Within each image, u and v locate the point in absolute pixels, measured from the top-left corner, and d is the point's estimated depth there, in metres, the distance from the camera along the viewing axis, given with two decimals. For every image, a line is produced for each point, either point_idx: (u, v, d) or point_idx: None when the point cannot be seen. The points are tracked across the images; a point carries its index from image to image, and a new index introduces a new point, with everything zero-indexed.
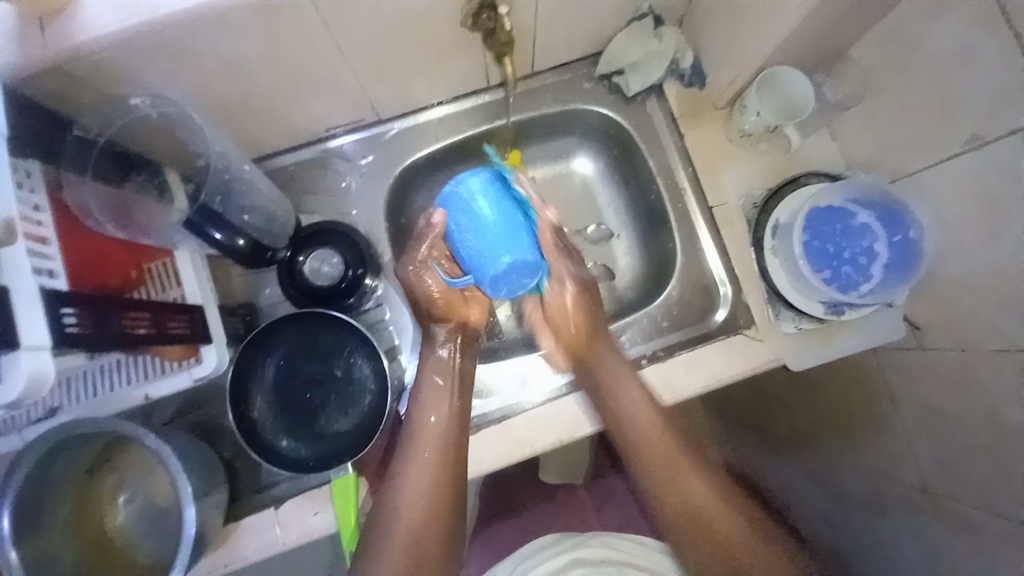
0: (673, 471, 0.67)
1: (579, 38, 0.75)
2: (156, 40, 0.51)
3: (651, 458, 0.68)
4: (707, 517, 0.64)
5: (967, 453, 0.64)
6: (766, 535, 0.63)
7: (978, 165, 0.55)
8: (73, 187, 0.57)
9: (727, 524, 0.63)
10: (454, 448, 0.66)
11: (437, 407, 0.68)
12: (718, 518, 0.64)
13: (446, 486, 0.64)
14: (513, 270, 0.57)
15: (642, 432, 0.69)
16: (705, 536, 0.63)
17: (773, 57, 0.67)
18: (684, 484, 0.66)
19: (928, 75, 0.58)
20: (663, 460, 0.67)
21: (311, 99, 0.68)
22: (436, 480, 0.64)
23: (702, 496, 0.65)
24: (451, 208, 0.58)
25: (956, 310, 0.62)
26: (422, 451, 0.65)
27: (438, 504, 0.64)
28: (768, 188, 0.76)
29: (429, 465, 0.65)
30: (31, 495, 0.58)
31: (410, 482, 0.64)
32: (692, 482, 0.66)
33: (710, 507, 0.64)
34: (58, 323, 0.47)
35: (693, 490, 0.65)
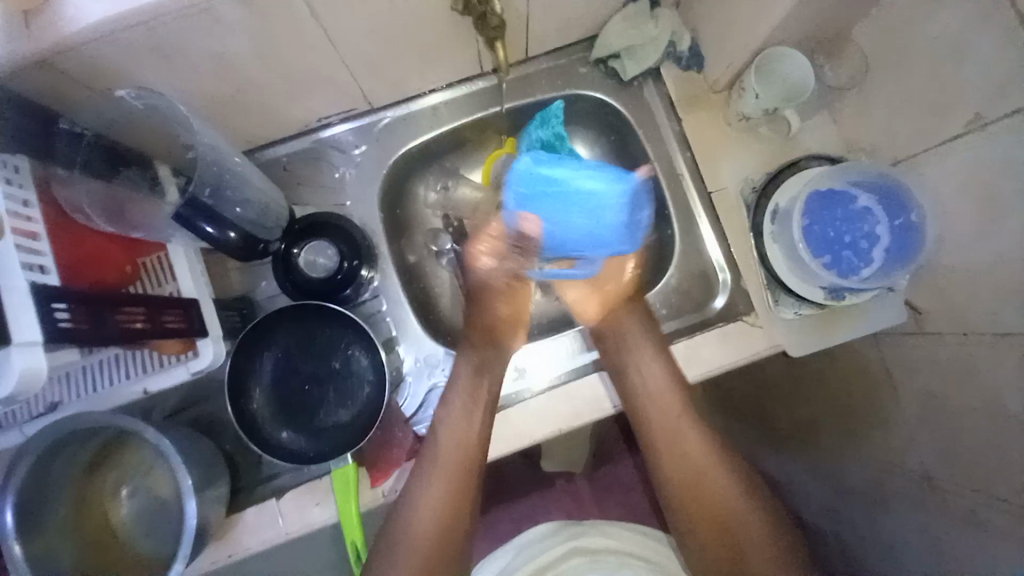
0: (677, 437, 0.71)
1: (573, 22, 0.74)
2: (139, 32, 0.50)
3: (656, 426, 0.72)
4: (706, 482, 0.68)
5: (967, 438, 0.64)
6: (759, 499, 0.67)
7: (979, 149, 0.54)
8: (62, 183, 0.57)
9: (724, 489, 0.68)
10: (474, 446, 0.68)
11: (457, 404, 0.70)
12: (715, 482, 0.68)
13: (467, 483, 0.68)
14: (629, 204, 0.64)
15: (650, 403, 0.73)
16: (702, 499, 0.68)
17: (772, 39, 0.65)
18: (686, 450, 0.71)
19: (932, 54, 0.56)
20: (667, 428, 0.72)
21: (302, 89, 0.67)
22: (454, 476, 0.67)
23: (701, 462, 0.69)
24: (534, 205, 0.65)
25: (958, 295, 0.61)
26: (445, 446, 0.68)
27: (455, 501, 0.67)
28: (767, 173, 0.75)
29: (451, 461, 0.68)
30: (33, 492, 0.58)
31: (430, 480, 0.67)
32: (694, 449, 0.70)
33: (710, 474, 0.69)
34: (50, 318, 0.47)
35: (694, 456, 0.70)
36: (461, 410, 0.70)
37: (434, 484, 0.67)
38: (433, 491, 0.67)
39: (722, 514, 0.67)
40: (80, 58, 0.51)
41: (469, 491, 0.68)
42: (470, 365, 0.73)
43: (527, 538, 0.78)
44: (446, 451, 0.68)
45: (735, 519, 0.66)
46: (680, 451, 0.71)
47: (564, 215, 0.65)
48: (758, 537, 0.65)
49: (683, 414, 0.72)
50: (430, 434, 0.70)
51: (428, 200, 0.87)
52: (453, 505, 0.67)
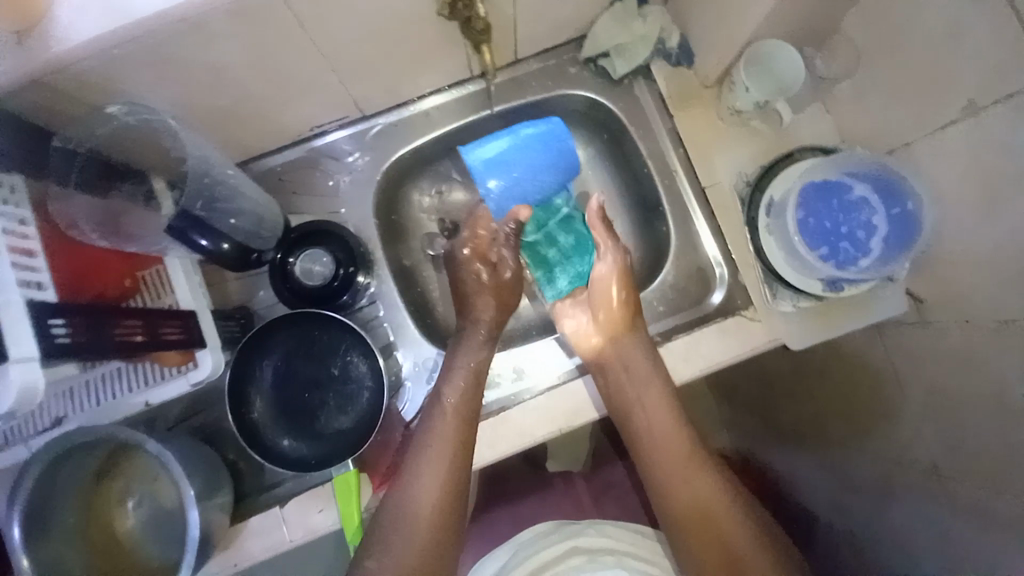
0: (682, 470, 0.67)
1: (562, 23, 0.74)
2: (129, 50, 0.51)
3: (659, 454, 0.68)
4: (714, 521, 0.63)
5: (975, 428, 0.63)
6: (773, 539, 0.62)
7: (973, 134, 0.53)
8: (57, 200, 0.58)
9: (734, 527, 0.62)
10: (466, 449, 0.66)
11: (449, 408, 0.67)
12: (724, 520, 0.63)
13: (458, 485, 0.65)
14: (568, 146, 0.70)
15: (652, 433, 0.70)
16: (710, 537, 0.62)
17: (761, 32, 0.65)
18: (692, 484, 0.66)
19: (922, 42, 0.56)
20: (671, 460, 0.67)
21: (293, 100, 0.68)
22: (448, 481, 0.64)
23: (707, 497, 0.64)
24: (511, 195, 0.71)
25: (959, 283, 0.60)
26: (435, 451, 0.65)
27: (448, 503, 0.64)
28: (761, 167, 0.74)
29: (441, 467, 0.64)
30: (39, 503, 0.59)
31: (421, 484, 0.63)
32: (700, 484, 0.65)
33: (718, 512, 0.63)
34: (47, 334, 0.48)
35: (700, 492, 0.65)
36: (454, 417, 0.67)
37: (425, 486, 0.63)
38: (426, 495, 0.63)
39: (732, 556, 0.60)
40: (72, 76, 0.52)
41: (459, 493, 0.65)
42: (466, 365, 0.71)
43: (529, 535, 0.74)
44: (434, 457, 0.64)
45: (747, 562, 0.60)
46: (685, 485, 0.66)
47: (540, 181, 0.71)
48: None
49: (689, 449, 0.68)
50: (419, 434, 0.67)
51: (423, 205, 0.88)
52: (445, 509, 0.63)
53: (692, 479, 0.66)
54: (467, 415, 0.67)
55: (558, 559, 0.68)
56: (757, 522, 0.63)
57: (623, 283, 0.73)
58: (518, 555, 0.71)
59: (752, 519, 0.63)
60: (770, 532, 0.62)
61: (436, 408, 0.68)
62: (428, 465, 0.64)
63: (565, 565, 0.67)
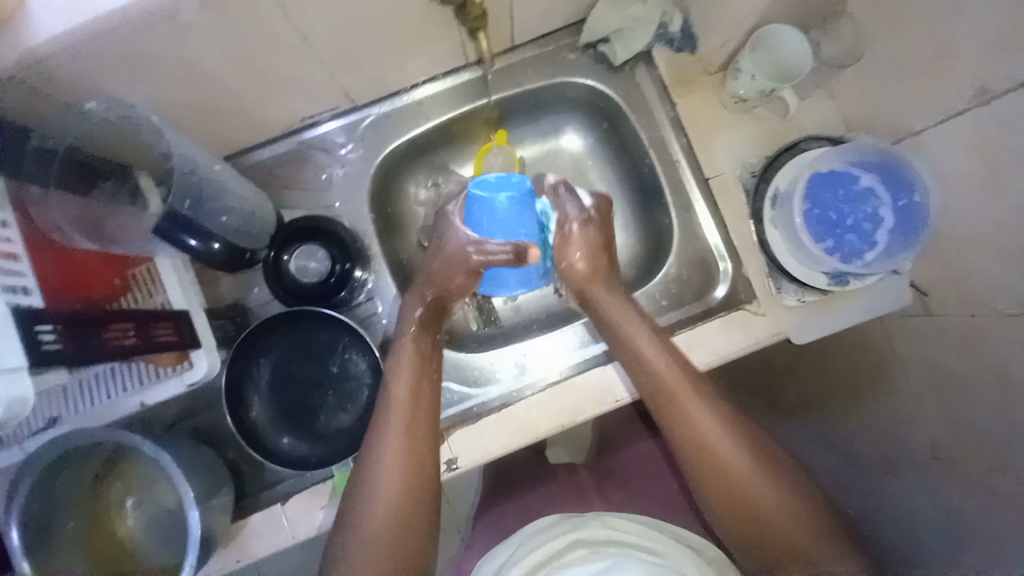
0: (710, 443, 0.62)
1: (558, 6, 0.71)
2: (103, 42, 0.48)
3: (686, 430, 0.63)
4: (749, 498, 0.60)
5: (978, 418, 0.62)
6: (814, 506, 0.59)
7: (981, 122, 0.52)
8: (39, 203, 0.56)
9: (771, 500, 0.59)
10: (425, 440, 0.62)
11: (402, 388, 0.64)
12: (762, 496, 0.59)
13: (426, 468, 0.61)
14: (489, 184, 0.63)
15: (678, 408, 0.64)
16: (745, 513, 0.60)
17: (766, 15, 0.62)
18: (722, 459, 0.62)
19: (931, 25, 0.54)
20: (703, 435, 0.62)
21: (280, 91, 0.65)
22: (406, 473, 0.60)
23: (712, 438, 0.62)
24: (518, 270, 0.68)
25: (967, 275, 0.59)
26: (391, 431, 0.61)
27: (414, 488, 0.60)
28: (765, 156, 0.73)
29: (398, 450, 0.60)
30: (38, 512, 0.58)
31: (382, 470, 0.60)
32: (730, 454, 0.61)
33: (755, 487, 0.60)
34: (34, 342, 0.46)
35: (717, 448, 0.62)
36: (408, 394, 0.64)
37: (387, 473, 0.60)
38: (386, 490, 0.59)
39: (772, 532, 0.58)
40: (45, 70, 0.49)
41: (426, 479, 0.61)
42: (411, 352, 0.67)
43: (532, 529, 0.74)
44: (393, 440, 0.61)
45: (788, 537, 0.57)
46: (716, 461, 0.62)
47: (523, 231, 0.65)
48: (826, 555, 0.55)
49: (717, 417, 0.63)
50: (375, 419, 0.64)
51: (419, 197, 0.86)
52: (412, 495, 0.60)
53: (725, 452, 0.61)
54: (421, 394, 0.64)
55: (560, 552, 0.67)
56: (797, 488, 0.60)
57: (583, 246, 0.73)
58: (522, 548, 0.70)
59: (793, 485, 0.60)
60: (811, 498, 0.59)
61: (387, 391, 0.64)
62: (387, 449, 0.60)
63: (567, 557, 0.66)
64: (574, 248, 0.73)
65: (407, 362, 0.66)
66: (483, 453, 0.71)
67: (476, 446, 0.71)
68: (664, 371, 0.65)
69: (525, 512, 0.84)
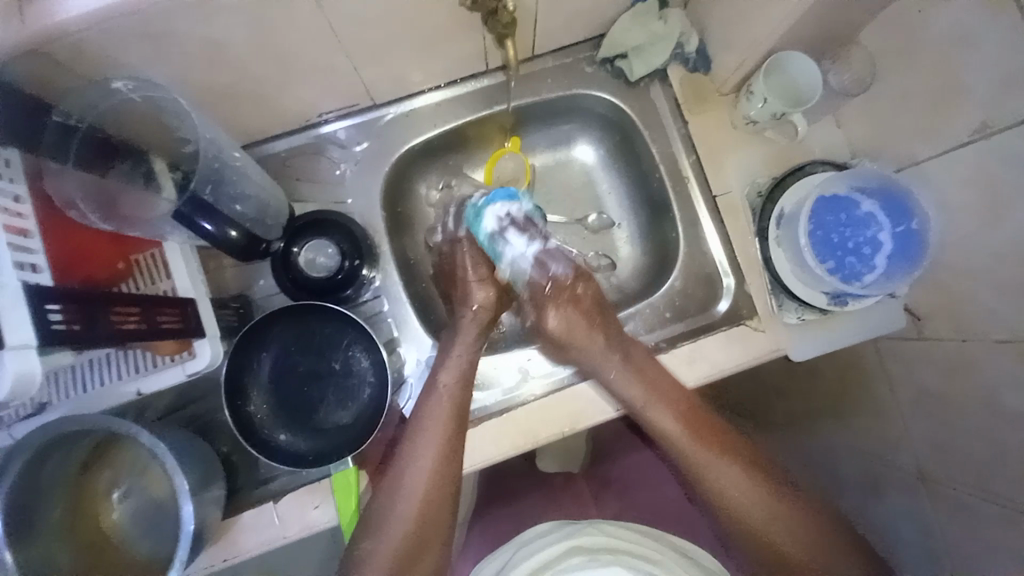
0: (708, 474, 0.65)
1: (581, 19, 0.73)
2: (135, 21, 0.48)
3: (707, 484, 0.65)
4: (744, 521, 0.63)
5: (962, 437, 0.64)
6: (807, 524, 0.61)
7: (984, 154, 0.54)
8: (55, 177, 0.55)
9: (754, 505, 0.63)
10: (451, 469, 0.65)
11: (443, 395, 0.68)
12: (753, 513, 0.63)
13: (447, 493, 0.65)
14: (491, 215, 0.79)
15: (672, 437, 0.68)
16: (752, 533, 0.63)
17: (780, 43, 0.65)
18: (742, 514, 0.63)
19: (931, 61, 0.57)
20: (688, 453, 0.67)
21: (302, 84, 0.66)
22: (428, 496, 0.64)
23: (734, 493, 0.64)
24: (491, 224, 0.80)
25: (959, 301, 0.61)
26: (429, 439, 0.65)
27: (434, 509, 0.64)
28: (771, 177, 0.75)
29: (433, 461, 0.64)
30: (25, 497, 0.56)
31: (407, 492, 0.63)
32: (752, 511, 0.63)
33: (748, 507, 0.63)
34: (43, 319, 0.46)
35: (740, 507, 0.63)
36: (441, 420, 0.66)
37: (410, 495, 0.63)
38: (407, 512, 0.63)
39: (762, 538, 0.62)
40: (72, 44, 0.49)
41: (449, 495, 0.65)
42: (446, 381, 0.69)
43: (530, 535, 0.73)
44: (423, 466, 0.64)
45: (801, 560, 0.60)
46: (709, 484, 0.65)
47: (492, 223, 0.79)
48: None
49: (698, 438, 0.68)
50: (411, 424, 0.68)
51: (431, 198, 0.86)
52: (435, 508, 0.64)
53: (715, 475, 0.65)
54: (454, 422, 0.66)
55: (558, 558, 0.66)
56: (789, 509, 0.62)
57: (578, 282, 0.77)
58: (520, 552, 0.70)
59: (785, 508, 0.62)
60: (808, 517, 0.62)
61: (430, 396, 0.68)
62: (423, 458, 0.64)
63: (564, 564, 0.64)
64: (546, 313, 0.76)
65: (440, 395, 0.68)
66: (483, 457, 0.71)
67: (477, 449, 0.71)
68: (651, 394, 0.70)
69: (523, 516, 0.84)
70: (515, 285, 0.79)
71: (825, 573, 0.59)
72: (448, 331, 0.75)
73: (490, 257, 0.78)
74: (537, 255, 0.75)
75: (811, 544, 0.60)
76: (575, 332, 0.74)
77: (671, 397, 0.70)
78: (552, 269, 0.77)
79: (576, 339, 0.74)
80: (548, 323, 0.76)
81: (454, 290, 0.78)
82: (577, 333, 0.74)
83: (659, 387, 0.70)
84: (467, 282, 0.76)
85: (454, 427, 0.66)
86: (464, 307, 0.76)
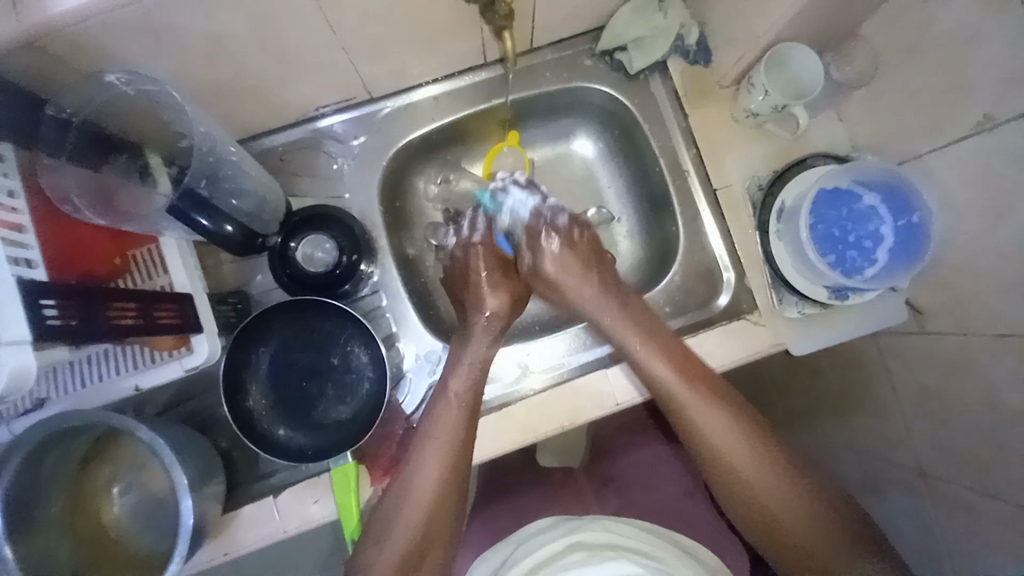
0: (697, 421, 0.66)
1: (580, 12, 0.72)
2: (130, 16, 0.48)
3: (694, 430, 0.66)
4: (728, 470, 0.64)
5: (962, 433, 0.64)
6: (788, 476, 0.62)
7: (986, 151, 0.53)
8: (51, 172, 0.55)
9: (738, 453, 0.64)
10: (460, 479, 0.65)
11: (454, 403, 0.67)
12: (736, 460, 0.64)
13: (450, 503, 0.65)
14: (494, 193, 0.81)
15: (665, 383, 0.67)
16: (731, 482, 0.64)
17: (783, 35, 0.64)
18: (727, 462, 0.64)
19: (934, 53, 0.56)
20: (679, 397, 0.67)
21: (298, 78, 0.65)
22: (433, 506, 0.64)
23: (721, 438, 0.64)
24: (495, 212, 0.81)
25: (961, 298, 0.61)
26: (436, 449, 0.65)
27: (437, 519, 0.64)
28: (773, 171, 0.74)
29: (442, 467, 0.64)
30: (25, 492, 0.56)
31: (413, 501, 0.63)
32: (736, 461, 0.64)
33: (733, 456, 0.64)
34: (39, 315, 0.45)
35: (725, 456, 0.64)
36: (450, 431, 0.66)
37: (414, 503, 0.63)
38: (411, 520, 0.63)
39: (743, 486, 0.63)
40: (66, 39, 0.48)
41: (452, 505, 0.65)
42: (456, 391, 0.68)
43: (529, 531, 0.73)
44: (430, 474, 0.64)
45: (776, 512, 0.62)
46: (697, 433, 0.66)
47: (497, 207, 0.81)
48: (798, 529, 0.60)
49: (690, 383, 0.67)
50: (419, 432, 0.67)
51: (429, 193, 0.86)
52: (440, 513, 0.64)
53: (705, 424, 0.65)
54: (463, 434, 0.66)
55: (560, 553, 0.65)
56: (776, 460, 0.63)
57: (580, 226, 0.78)
58: (520, 549, 0.70)
59: (767, 458, 0.63)
60: (788, 465, 0.63)
61: (441, 403, 0.68)
62: (430, 464, 0.64)
63: (565, 559, 0.64)
64: (545, 260, 0.76)
65: (450, 405, 0.67)
66: (481, 453, 0.71)
67: (480, 447, 0.71)
68: (645, 343, 0.69)
69: (524, 511, 0.84)
70: (513, 237, 0.79)
71: (800, 524, 0.60)
72: (458, 338, 0.74)
73: (500, 257, 0.79)
74: (534, 208, 0.77)
75: (789, 494, 0.62)
76: (570, 276, 0.76)
77: (665, 344, 0.70)
78: (551, 216, 0.78)
79: (575, 289, 0.76)
80: (541, 266, 0.76)
81: (465, 292, 0.77)
82: (573, 275, 0.76)
83: (654, 337, 0.70)
84: (480, 286, 0.76)
85: (464, 437, 0.66)
86: (477, 311, 0.75)
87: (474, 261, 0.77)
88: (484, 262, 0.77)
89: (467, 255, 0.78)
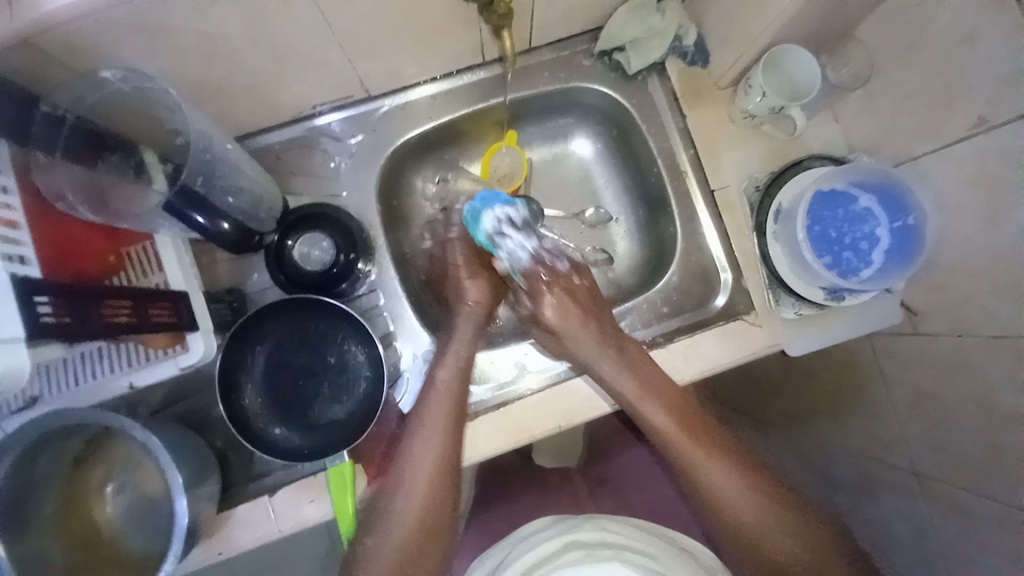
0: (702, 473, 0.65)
1: (579, 12, 0.72)
2: (126, 11, 0.47)
3: (699, 483, 0.65)
4: (735, 519, 0.63)
5: (957, 434, 0.65)
6: (796, 524, 0.62)
7: (982, 153, 0.53)
8: (44, 170, 0.54)
9: (745, 503, 0.63)
10: (454, 464, 0.65)
11: (442, 393, 0.67)
12: (743, 511, 0.63)
13: (447, 490, 0.64)
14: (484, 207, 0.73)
15: (667, 435, 0.67)
16: (740, 531, 0.63)
17: (780, 37, 0.64)
18: (734, 514, 0.63)
19: (930, 55, 0.56)
20: (683, 451, 0.66)
21: (295, 75, 0.65)
22: (429, 494, 0.64)
23: (727, 490, 0.64)
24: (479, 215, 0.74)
25: (956, 299, 0.61)
26: (428, 436, 0.65)
27: (434, 507, 0.64)
28: (769, 172, 0.75)
29: (434, 456, 0.64)
30: (20, 489, 0.56)
31: (409, 489, 0.63)
32: (744, 511, 0.63)
33: (739, 506, 0.63)
34: (33, 313, 0.45)
35: (733, 506, 0.63)
36: (439, 417, 0.66)
37: (410, 492, 0.63)
38: (408, 509, 0.63)
39: (750, 535, 0.63)
40: (61, 34, 0.48)
41: (449, 493, 0.65)
42: (446, 378, 0.69)
43: (526, 531, 0.73)
44: (423, 462, 0.64)
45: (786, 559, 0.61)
46: (700, 481, 0.65)
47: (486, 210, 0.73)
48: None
49: (692, 437, 0.67)
50: (411, 421, 0.68)
51: (427, 192, 0.85)
52: (438, 505, 0.64)
53: (709, 473, 0.65)
54: (454, 419, 0.66)
55: (556, 553, 0.65)
56: (778, 506, 0.63)
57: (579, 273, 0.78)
58: (517, 548, 0.70)
59: (773, 505, 0.63)
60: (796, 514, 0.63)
61: (429, 394, 0.68)
62: (423, 453, 0.65)
63: (562, 559, 0.64)
64: (543, 305, 0.75)
65: (439, 392, 0.68)
66: (476, 454, 0.70)
67: (476, 444, 0.71)
68: (645, 391, 0.68)
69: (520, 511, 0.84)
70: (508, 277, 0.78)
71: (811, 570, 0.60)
72: (450, 327, 0.75)
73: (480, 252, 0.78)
74: (533, 251, 0.75)
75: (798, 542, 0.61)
76: (570, 326, 0.73)
77: (662, 389, 0.69)
78: (549, 259, 0.77)
79: (574, 333, 0.73)
80: (542, 312, 0.75)
81: (447, 290, 0.79)
82: (571, 322, 0.73)
83: (656, 387, 0.69)
84: (460, 280, 0.77)
85: (454, 422, 0.66)
86: (459, 304, 0.76)
87: (455, 258, 0.78)
88: (466, 262, 0.77)
89: (448, 254, 0.79)
